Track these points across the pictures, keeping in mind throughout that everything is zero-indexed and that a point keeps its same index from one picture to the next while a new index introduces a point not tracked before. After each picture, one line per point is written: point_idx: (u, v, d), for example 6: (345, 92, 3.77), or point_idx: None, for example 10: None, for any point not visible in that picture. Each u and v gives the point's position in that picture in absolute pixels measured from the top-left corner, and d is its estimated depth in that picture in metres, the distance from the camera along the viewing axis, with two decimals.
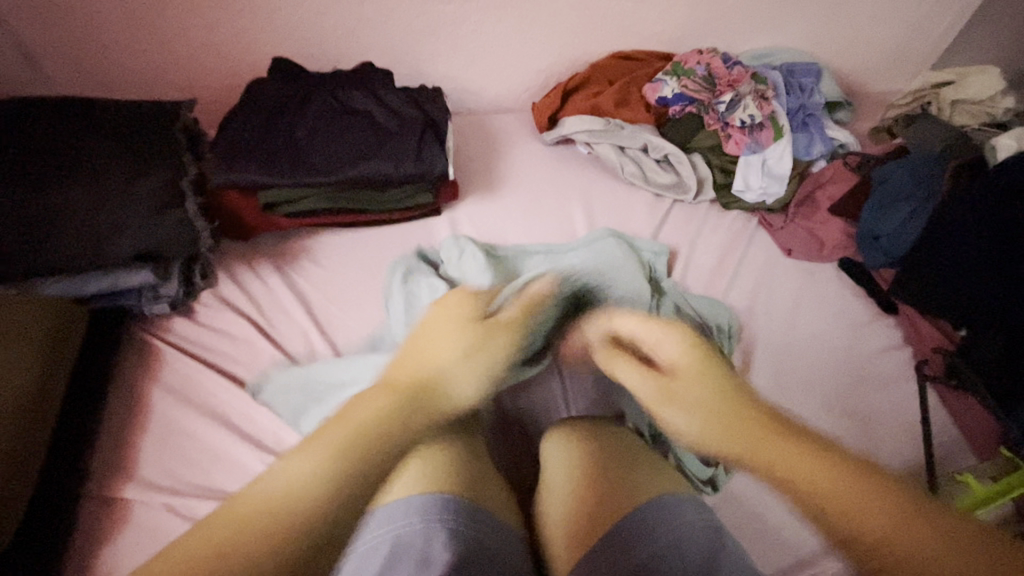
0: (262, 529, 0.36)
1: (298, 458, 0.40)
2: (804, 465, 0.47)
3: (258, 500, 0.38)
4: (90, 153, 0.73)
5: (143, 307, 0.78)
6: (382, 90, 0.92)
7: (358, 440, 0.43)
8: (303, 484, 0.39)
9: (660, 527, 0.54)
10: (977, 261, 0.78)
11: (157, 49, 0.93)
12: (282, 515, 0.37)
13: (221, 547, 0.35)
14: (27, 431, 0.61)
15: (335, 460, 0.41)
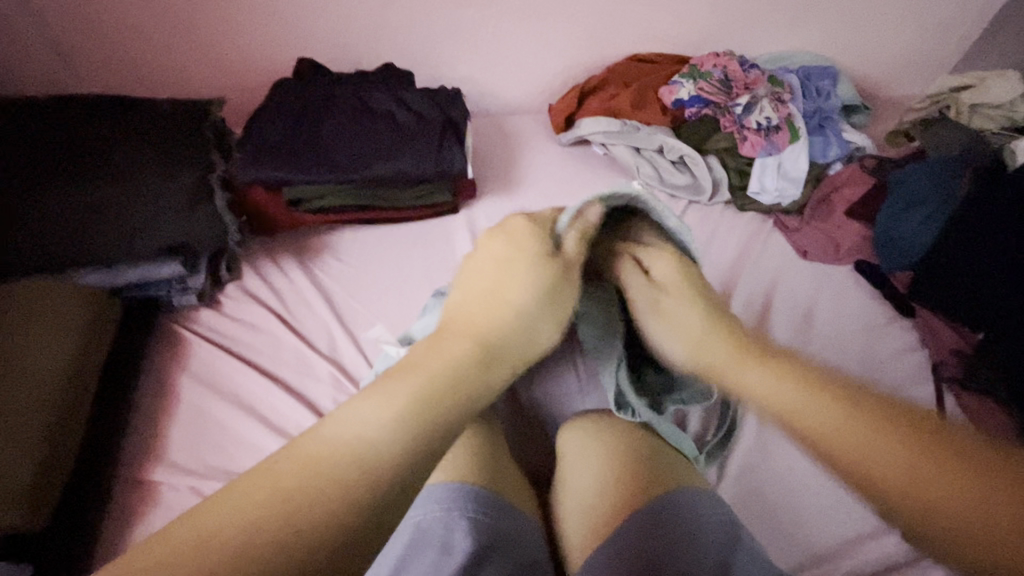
0: (334, 491, 0.30)
1: (374, 400, 0.34)
2: (811, 405, 0.45)
3: (330, 447, 0.32)
4: (124, 150, 0.76)
5: (171, 299, 0.80)
6: (404, 91, 0.95)
7: (435, 389, 0.36)
8: (376, 438, 0.32)
9: (680, 518, 0.56)
10: (996, 265, 0.80)
11: (188, 50, 0.96)
12: (361, 473, 0.31)
13: (291, 503, 0.29)
14: (68, 413, 0.65)
15: (416, 408, 0.34)
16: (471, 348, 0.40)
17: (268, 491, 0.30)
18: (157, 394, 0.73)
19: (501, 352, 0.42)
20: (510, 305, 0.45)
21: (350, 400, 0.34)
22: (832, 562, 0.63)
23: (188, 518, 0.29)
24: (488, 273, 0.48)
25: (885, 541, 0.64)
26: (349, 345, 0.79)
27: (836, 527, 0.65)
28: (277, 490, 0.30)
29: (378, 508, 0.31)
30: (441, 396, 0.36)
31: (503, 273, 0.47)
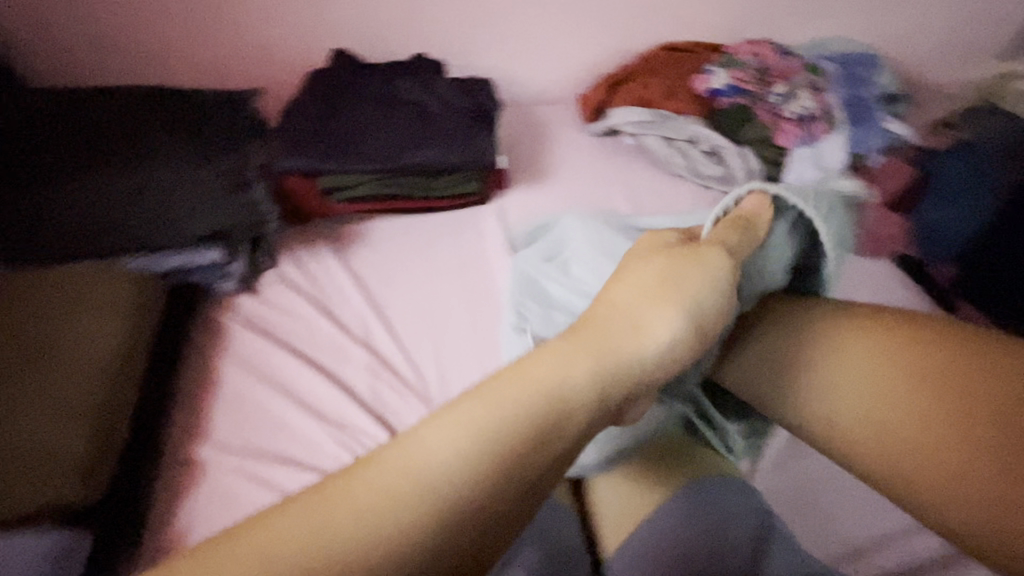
0: (406, 535, 0.28)
1: (461, 434, 0.31)
2: (890, 398, 0.47)
3: (404, 481, 0.29)
4: (170, 143, 0.80)
5: (212, 285, 0.82)
6: (436, 81, 0.95)
7: (527, 429, 0.31)
8: (442, 488, 0.29)
9: (715, 500, 0.57)
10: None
11: (225, 45, 0.98)
12: (435, 518, 0.29)
13: (370, 533, 0.27)
14: (116, 395, 0.67)
15: (485, 449, 0.30)
16: (570, 373, 0.34)
17: (351, 519, 0.28)
18: (202, 377, 0.76)
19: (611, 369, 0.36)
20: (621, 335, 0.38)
21: (422, 429, 0.31)
22: (871, 556, 0.61)
23: (261, 525, 0.27)
24: (607, 307, 0.40)
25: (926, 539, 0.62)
26: (383, 333, 0.80)
27: (872, 521, 0.64)
28: (350, 521, 0.28)
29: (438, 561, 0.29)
30: (517, 458, 0.31)
31: (630, 296, 0.40)
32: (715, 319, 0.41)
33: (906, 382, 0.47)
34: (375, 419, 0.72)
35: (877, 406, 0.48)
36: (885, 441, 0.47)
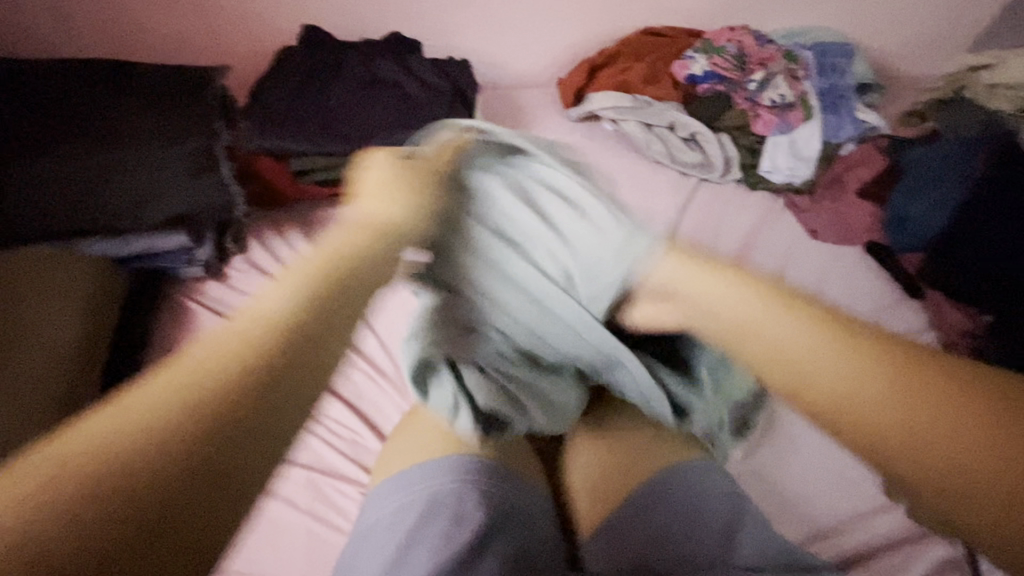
0: (184, 437, 0.24)
1: (232, 330, 0.28)
2: (840, 365, 0.37)
3: (172, 388, 0.25)
4: (128, 117, 0.74)
5: (178, 270, 0.79)
6: (412, 59, 0.92)
7: (309, 299, 0.32)
8: (184, 388, 0.25)
9: (679, 485, 0.57)
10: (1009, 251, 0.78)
11: (188, 16, 0.93)
12: (226, 404, 0.25)
13: (128, 448, 0.23)
14: (79, 378, 0.66)
15: (230, 362, 0.26)
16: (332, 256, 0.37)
17: (103, 438, 0.23)
18: None
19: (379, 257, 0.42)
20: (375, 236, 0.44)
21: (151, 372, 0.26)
22: (837, 537, 0.62)
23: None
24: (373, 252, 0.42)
25: (892, 517, 0.63)
26: (356, 319, 0.78)
27: (839, 503, 0.65)
28: (98, 448, 0.23)
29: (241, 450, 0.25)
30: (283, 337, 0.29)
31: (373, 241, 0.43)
32: (387, 221, 0.47)
33: (843, 351, 0.38)
34: (347, 407, 0.71)
35: (839, 378, 0.37)
36: (869, 426, 0.35)
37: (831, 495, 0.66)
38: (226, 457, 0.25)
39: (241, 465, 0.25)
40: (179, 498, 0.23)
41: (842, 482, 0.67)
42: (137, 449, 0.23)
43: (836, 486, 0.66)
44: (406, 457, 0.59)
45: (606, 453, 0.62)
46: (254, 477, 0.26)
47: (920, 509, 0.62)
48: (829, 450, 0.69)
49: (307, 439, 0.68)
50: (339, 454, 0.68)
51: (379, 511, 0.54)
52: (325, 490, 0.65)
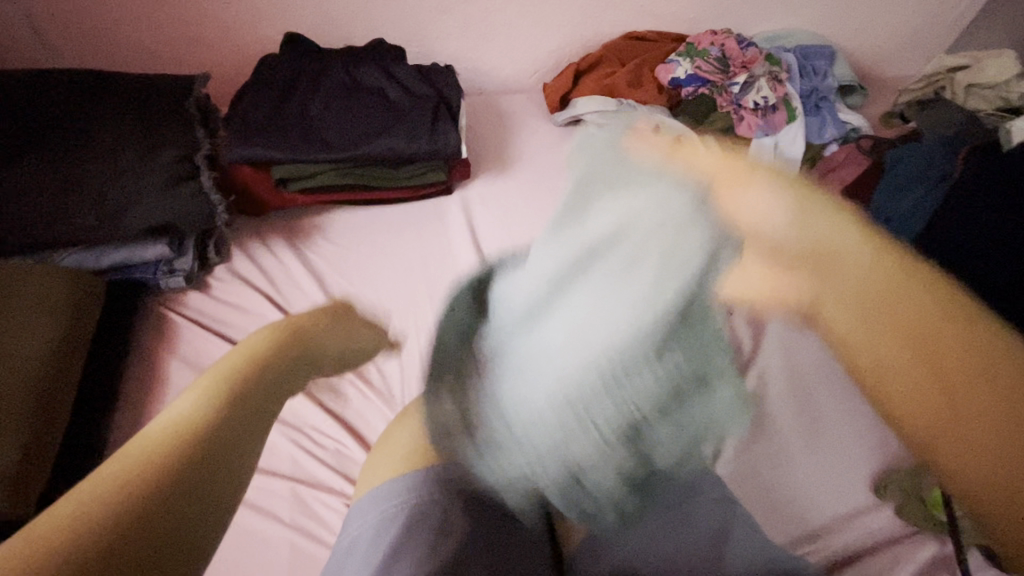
0: (141, 488, 0.31)
1: (173, 413, 0.37)
2: (938, 311, 0.38)
3: (137, 456, 0.33)
4: (104, 127, 0.73)
5: (158, 282, 0.79)
6: (395, 66, 0.92)
7: (233, 383, 0.42)
8: (168, 435, 0.35)
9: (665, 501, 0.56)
10: (992, 243, 0.77)
11: (168, 24, 0.92)
12: (178, 458, 0.34)
13: (100, 508, 0.29)
14: (53, 400, 0.63)
15: (207, 424, 0.37)
16: (261, 350, 0.48)
17: (84, 505, 0.29)
18: (147, 380, 0.73)
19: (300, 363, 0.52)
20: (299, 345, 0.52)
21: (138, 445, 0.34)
22: (828, 537, 0.62)
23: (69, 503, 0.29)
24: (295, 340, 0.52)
25: (879, 517, 0.63)
26: None
27: (828, 504, 0.65)
28: (79, 507, 0.29)
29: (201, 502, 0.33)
30: (234, 404, 0.40)
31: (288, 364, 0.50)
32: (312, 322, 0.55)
33: (879, 305, 0.39)
34: (330, 416, 0.70)
35: (888, 352, 0.39)
36: (885, 374, 0.39)
37: (822, 497, 0.65)
38: (190, 483, 0.33)
39: (202, 500, 0.33)
40: (172, 495, 0.31)
41: (836, 483, 0.66)
42: (116, 511, 0.29)
43: (829, 487, 0.66)
44: (389, 467, 0.58)
45: None
46: (209, 498, 0.33)
47: (906, 507, 0.62)
48: (822, 452, 0.68)
49: (291, 450, 0.68)
50: (324, 464, 0.67)
51: (363, 523, 0.54)
52: (309, 502, 0.65)
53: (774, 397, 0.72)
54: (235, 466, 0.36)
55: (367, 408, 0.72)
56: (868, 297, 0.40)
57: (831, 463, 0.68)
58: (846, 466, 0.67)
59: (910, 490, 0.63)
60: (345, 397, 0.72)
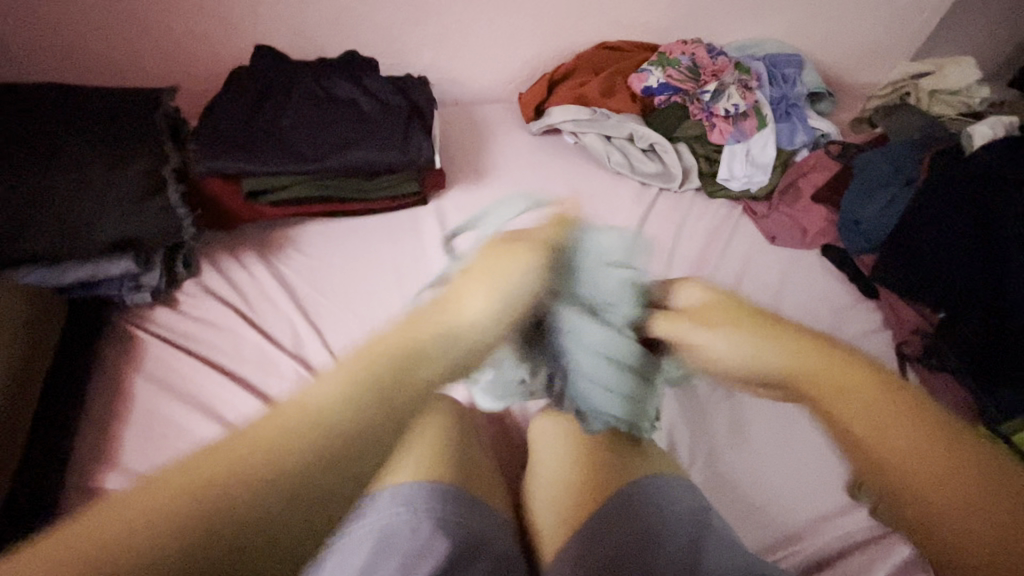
0: (207, 500, 0.36)
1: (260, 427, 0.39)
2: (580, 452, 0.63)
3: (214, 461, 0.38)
4: (67, 139, 0.72)
5: (123, 298, 0.77)
6: (368, 78, 0.92)
7: (365, 384, 0.42)
8: (314, 403, 0.41)
9: (635, 511, 0.55)
10: (964, 241, 0.76)
11: (137, 35, 0.91)
12: (221, 505, 0.36)
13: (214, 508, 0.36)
14: (15, 416, 0.61)
15: (313, 427, 0.40)
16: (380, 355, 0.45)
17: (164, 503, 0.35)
18: (112, 400, 0.70)
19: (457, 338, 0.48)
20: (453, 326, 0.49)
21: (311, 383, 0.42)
22: (804, 541, 0.62)
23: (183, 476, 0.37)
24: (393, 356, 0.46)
25: (854, 518, 0.64)
26: (314, 341, 0.77)
27: (804, 504, 0.65)
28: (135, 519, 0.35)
29: (273, 519, 0.37)
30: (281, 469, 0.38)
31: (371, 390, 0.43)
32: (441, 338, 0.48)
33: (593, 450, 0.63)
34: None
35: (905, 445, 0.44)
36: (911, 467, 0.43)
37: (797, 500, 0.65)
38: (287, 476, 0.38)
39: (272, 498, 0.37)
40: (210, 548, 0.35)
41: (808, 484, 0.67)
42: (173, 514, 0.35)
43: (804, 489, 0.66)
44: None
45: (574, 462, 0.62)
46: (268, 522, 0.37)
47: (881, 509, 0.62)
48: (795, 454, 0.68)
49: None
50: None
51: None
52: None
53: (748, 402, 0.71)
54: (336, 482, 0.39)
55: None
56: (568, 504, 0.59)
57: (806, 466, 0.68)
58: (819, 469, 0.68)
59: None
60: None
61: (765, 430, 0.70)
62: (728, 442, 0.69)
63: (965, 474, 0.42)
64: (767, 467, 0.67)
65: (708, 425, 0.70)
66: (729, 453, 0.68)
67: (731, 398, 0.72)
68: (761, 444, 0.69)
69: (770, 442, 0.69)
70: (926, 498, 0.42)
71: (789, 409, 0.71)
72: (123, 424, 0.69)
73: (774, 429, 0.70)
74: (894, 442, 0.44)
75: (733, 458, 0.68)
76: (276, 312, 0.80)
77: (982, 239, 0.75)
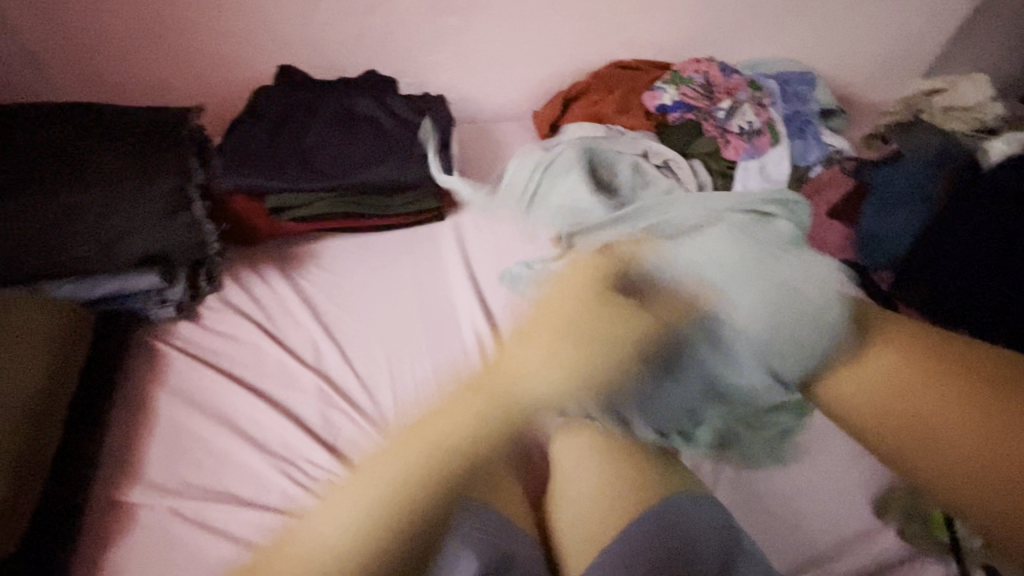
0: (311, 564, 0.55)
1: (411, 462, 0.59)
2: (594, 491, 0.59)
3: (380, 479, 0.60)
4: (99, 156, 0.73)
5: (148, 312, 0.78)
6: (388, 96, 0.94)
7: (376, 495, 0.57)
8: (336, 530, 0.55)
9: (670, 533, 0.54)
10: (989, 252, 0.75)
11: (165, 58, 0.94)
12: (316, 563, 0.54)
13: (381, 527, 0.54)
14: (43, 429, 0.62)
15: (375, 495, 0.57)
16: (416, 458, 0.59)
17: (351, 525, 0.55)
18: (139, 413, 0.71)
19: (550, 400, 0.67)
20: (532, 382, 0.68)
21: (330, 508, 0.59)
22: (833, 561, 0.61)
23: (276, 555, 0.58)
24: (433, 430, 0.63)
25: (885, 540, 0.62)
26: (336, 356, 0.77)
27: (832, 523, 0.64)
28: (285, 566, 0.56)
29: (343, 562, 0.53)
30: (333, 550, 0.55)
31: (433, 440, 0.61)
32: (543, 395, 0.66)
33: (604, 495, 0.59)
34: (323, 447, 0.69)
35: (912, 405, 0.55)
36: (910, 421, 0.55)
37: (827, 521, 0.64)
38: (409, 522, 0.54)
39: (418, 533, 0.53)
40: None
41: (839, 505, 0.65)
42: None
43: (835, 509, 0.65)
44: (389, 479, 0.58)
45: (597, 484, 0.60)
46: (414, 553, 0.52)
47: (909, 530, 0.62)
48: (825, 472, 0.67)
49: (283, 484, 0.66)
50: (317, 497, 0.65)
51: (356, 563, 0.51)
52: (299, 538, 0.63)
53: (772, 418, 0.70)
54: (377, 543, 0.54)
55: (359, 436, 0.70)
56: (586, 544, 0.56)
57: (836, 485, 0.66)
58: (846, 487, 0.67)
59: (914, 512, 0.63)
60: (337, 428, 0.71)
61: (795, 447, 0.69)
62: (756, 461, 0.68)
63: (965, 410, 0.53)
64: (795, 485, 0.66)
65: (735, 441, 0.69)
66: (757, 473, 0.67)
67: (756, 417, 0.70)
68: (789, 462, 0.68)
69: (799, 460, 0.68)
70: (937, 451, 0.53)
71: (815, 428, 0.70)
72: (147, 436, 0.69)
73: (804, 444, 0.69)
74: (909, 404, 0.55)
75: (761, 478, 0.67)
76: (297, 327, 0.80)
77: (1005, 251, 0.75)
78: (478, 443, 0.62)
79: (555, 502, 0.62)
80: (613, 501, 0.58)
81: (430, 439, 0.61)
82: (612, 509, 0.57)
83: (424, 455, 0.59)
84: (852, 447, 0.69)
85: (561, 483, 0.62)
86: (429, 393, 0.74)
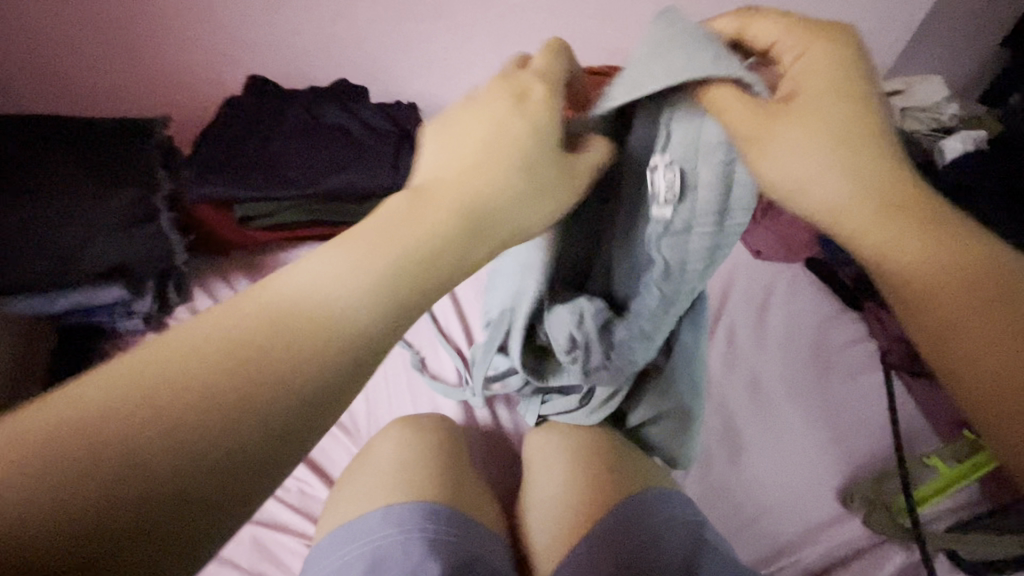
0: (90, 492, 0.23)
1: (272, 292, 0.29)
2: (563, 490, 0.60)
3: (198, 344, 0.27)
4: (58, 170, 0.73)
5: (116, 324, 0.80)
6: (357, 103, 0.92)
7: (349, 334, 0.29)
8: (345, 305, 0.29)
9: (643, 524, 0.54)
10: None
11: (128, 69, 0.93)
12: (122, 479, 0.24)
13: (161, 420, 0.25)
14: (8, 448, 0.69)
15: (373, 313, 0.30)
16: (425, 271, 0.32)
17: (79, 413, 0.24)
18: None
19: (482, 236, 0.35)
20: (496, 212, 0.35)
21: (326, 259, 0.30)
22: (797, 552, 0.63)
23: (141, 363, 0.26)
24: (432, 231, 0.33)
25: (848, 527, 0.64)
26: None
27: (800, 514, 0.65)
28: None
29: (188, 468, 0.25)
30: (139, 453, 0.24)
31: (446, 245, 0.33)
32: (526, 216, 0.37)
33: (579, 494, 0.59)
34: None
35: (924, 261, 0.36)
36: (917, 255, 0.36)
37: (790, 513, 0.65)
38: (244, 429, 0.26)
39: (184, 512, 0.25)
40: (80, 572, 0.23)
41: (803, 499, 0.66)
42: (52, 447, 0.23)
43: (799, 501, 0.66)
44: (356, 483, 0.58)
45: (568, 484, 0.60)
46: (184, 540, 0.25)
47: (874, 516, 0.63)
48: (790, 466, 0.68)
49: None
50: (288, 506, 0.66)
51: (321, 569, 0.51)
52: (270, 547, 0.64)
53: (739, 414, 0.72)
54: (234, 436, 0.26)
55: (327, 442, 0.71)
56: (558, 542, 0.56)
57: (800, 478, 0.68)
58: (815, 479, 0.68)
59: (877, 499, 0.64)
60: None
61: (762, 443, 0.70)
62: (725, 458, 0.69)
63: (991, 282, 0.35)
64: (761, 481, 0.67)
65: (702, 436, 0.70)
66: (724, 469, 0.68)
67: (723, 415, 0.72)
68: (754, 457, 0.69)
69: (765, 455, 0.69)
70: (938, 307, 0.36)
71: (782, 424, 0.71)
72: None
73: (771, 440, 0.70)
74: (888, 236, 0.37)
75: (727, 474, 0.68)
76: None
77: None
78: (447, 448, 0.62)
79: (530, 503, 0.62)
80: (586, 498, 0.58)
81: (397, 443, 0.61)
82: (582, 507, 0.58)
83: (393, 458, 0.59)
84: (818, 441, 0.70)
85: (536, 486, 0.63)
86: (399, 397, 0.75)
